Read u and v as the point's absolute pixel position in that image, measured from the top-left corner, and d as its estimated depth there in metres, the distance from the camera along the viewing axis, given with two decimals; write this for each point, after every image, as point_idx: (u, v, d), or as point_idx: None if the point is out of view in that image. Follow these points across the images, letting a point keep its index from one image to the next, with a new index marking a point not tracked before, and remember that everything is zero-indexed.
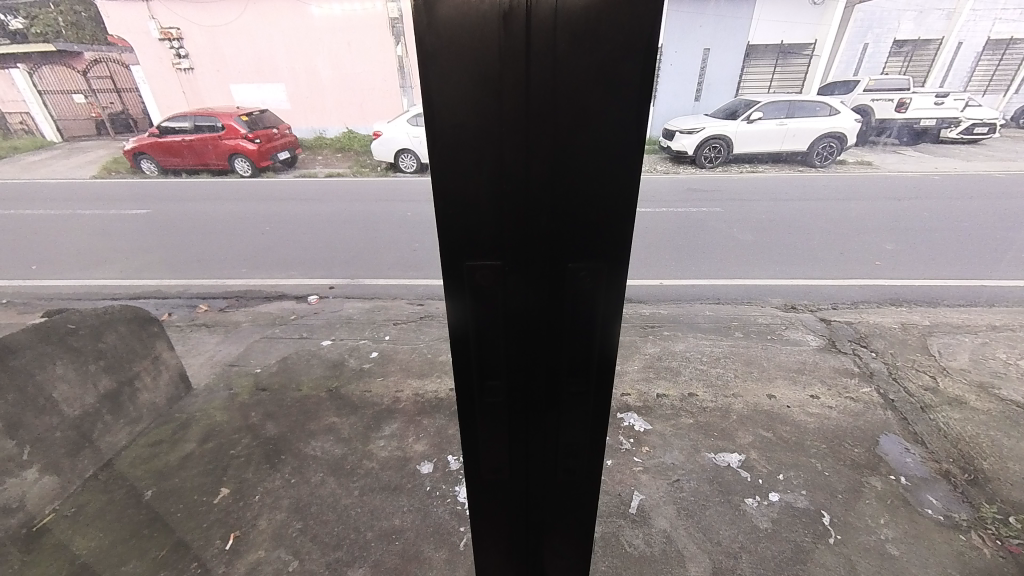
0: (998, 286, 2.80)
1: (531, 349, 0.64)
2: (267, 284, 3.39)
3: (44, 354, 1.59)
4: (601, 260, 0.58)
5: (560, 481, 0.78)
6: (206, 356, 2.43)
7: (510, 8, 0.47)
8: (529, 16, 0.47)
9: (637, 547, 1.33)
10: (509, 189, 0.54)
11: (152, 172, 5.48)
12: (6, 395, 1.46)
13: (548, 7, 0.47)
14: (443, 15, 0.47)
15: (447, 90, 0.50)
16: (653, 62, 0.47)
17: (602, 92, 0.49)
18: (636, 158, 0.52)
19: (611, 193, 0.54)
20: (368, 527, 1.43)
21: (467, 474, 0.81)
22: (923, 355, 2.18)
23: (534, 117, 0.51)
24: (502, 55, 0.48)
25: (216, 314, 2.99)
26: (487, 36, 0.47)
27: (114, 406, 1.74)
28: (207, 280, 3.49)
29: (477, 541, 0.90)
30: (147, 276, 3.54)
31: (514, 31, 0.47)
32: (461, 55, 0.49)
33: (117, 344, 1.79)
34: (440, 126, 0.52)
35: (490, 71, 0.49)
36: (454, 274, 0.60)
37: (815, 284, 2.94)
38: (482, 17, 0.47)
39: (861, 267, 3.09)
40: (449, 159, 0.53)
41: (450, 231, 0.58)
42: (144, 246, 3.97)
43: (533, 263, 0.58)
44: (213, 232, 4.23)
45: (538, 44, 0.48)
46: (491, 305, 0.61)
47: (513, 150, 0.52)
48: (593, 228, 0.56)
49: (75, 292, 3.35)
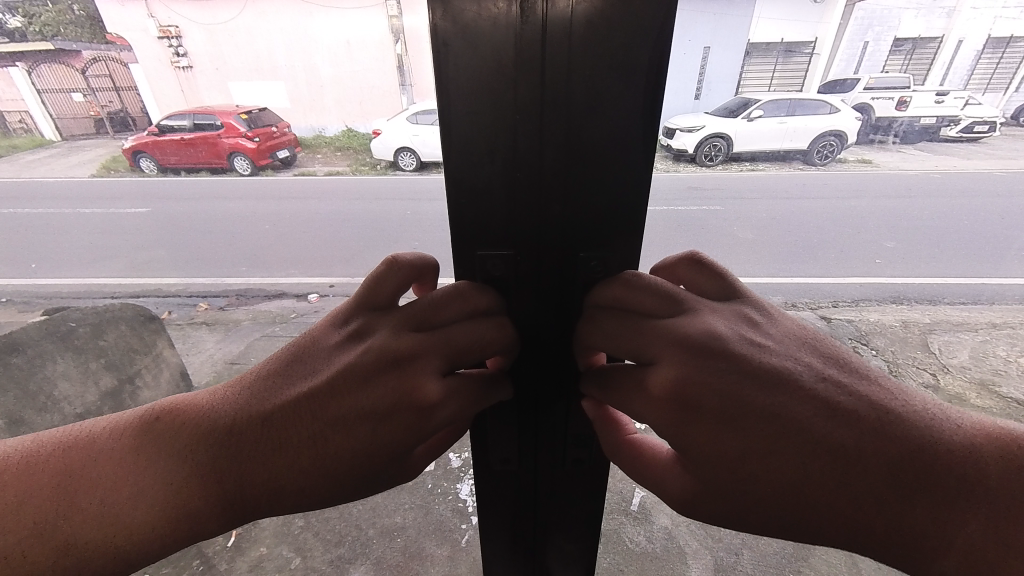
0: (997, 284, 3.20)
1: (543, 326, 0.81)
2: (268, 282, 4.05)
3: (45, 353, 1.98)
4: (602, 237, 0.76)
5: (561, 435, 0.94)
6: (207, 355, 2.76)
7: (529, 17, 0.60)
8: (545, 20, 0.60)
9: (638, 543, 1.61)
10: (521, 178, 0.71)
11: (151, 171, 5.22)
12: (11, 392, 1.84)
13: (561, 14, 0.60)
14: (471, 25, 0.61)
15: (470, 92, 0.65)
16: (656, 54, 0.62)
17: (614, 86, 0.64)
18: (641, 153, 0.70)
19: (613, 176, 0.71)
20: (370, 524, 1.68)
21: (480, 465, 1.00)
22: (922, 353, 2.46)
23: (547, 111, 0.66)
24: (520, 53, 0.62)
25: (214, 312, 3.77)
26: (501, 69, 0.63)
27: (116, 402, 2.12)
28: (208, 279, 4.10)
29: (488, 524, 1.11)
30: (162, 275, 4.08)
31: (531, 32, 0.61)
32: (485, 58, 0.63)
33: (115, 341, 2.19)
34: (465, 121, 0.67)
35: (507, 68, 0.63)
36: (474, 250, 0.77)
37: (817, 281, 3.50)
38: (502, 23, 0.61)
39: (863, 265, 3.46)
40: (470, 153, 0.70)
41: (470, 217, 0.76)
42: (144, 244, 4.40)
43: (539, 250, 0.76)
44: (216, 231, 4.37)
45: (553, 41, 0.61)
46: (502, 281, 0.77)
47: (528, 148, 0.69)
48: (600, 214, 0.74)
49: (74, 292, 3.82)
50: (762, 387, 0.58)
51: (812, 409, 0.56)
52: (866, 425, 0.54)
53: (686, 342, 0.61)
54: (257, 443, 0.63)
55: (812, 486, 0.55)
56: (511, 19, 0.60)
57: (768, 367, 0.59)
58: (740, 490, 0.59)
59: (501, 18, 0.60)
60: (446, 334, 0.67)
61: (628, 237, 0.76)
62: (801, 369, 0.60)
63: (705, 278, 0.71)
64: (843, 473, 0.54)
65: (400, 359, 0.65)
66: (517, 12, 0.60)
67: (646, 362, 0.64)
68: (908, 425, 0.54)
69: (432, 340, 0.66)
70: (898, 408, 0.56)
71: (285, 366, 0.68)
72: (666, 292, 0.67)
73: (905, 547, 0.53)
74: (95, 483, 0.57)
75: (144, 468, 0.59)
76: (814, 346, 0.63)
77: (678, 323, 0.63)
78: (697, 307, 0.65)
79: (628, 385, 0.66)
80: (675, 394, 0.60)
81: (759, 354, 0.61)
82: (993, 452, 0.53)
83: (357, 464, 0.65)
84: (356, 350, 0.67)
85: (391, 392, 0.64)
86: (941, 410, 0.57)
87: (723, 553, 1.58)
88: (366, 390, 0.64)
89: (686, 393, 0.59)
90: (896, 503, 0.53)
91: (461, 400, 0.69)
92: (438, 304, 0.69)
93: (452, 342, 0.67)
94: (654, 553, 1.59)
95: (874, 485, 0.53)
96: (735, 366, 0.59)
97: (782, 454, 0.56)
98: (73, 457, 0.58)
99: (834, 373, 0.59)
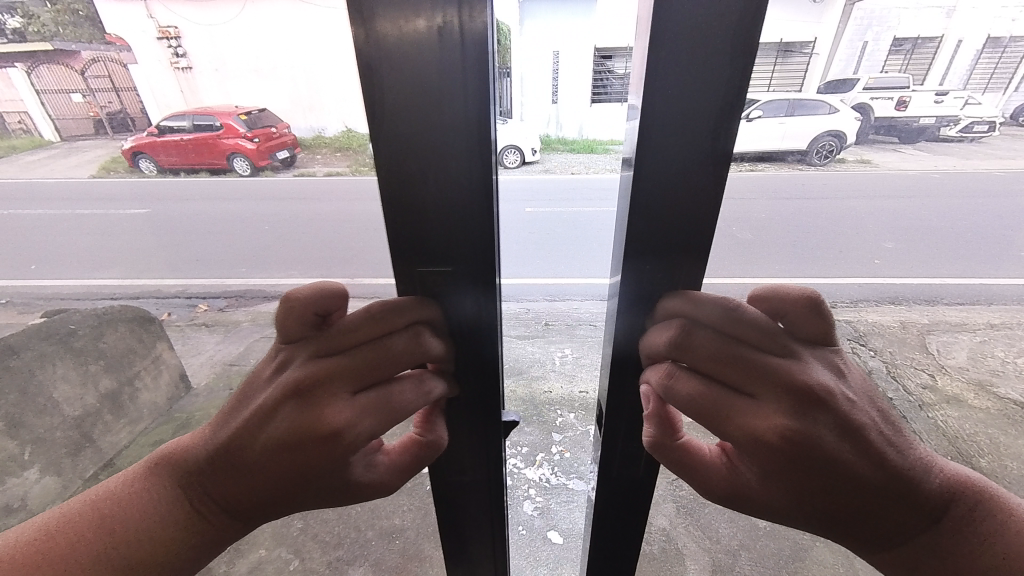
0: (981, 285, 3.34)
1: (484, 329, 0.85)
2: (267, 283, 4.03)
3: (45, 356, 2.03)
4: (653, 244, 0.76)
5: (604, 435, 1.03)
6: (207, 355, 2.79)
7: (446, 30, 0.62)
8: (462, 33, 0.62)
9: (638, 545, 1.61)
10: (456, 197, 0.74)
11: (150, 173, 5.15)
12: (11, 396, 1.88)
13: (474, 26, 0.62)
14: (389, 43, 0.63)
15: (400, 111, 0.67)
16: (708, 59, 0.63)
17: (668, 94, 0.65)
18: (699, 155, 0.70)
19: (667, 184, 0.72)
20: (369, 526, 1.68)
21: (442, 477, 1.09)
22: (921, 354, 2.54)
23: (473, 131, 0.68)
24: (442, 64, 0.64)
25: (216, 313, 3.67)
26: (426, 87, 0.65)
27: (115, 405, 2.13)
28: (208, 280, 4.08)
29: (455, 532, 1.20)
30: (151, 277, 4.12)
31: (449, 46, 0.62)
32: (410, 74, 0.65)
33: (115, 343, 2.24)
34: (396, 141, 0.70)
35: (431, 84, 0.65)
36: (415, 263, 0.79)
37: (817, 284, 3.38)
38: (420, 39, 0.62)
39: (862, 264, 3.55)
40: (406, 169, 0.72)
41: (411, 233, 0.78)
42: (150, 247, 4.54)
43: (477, 262, 0.79)
44: (235, 231, 4.70)
45: (471, 56, 0.63)
46: (439, 291, 0.80)
47: (461, 170, 0.71)
48: (656, 220, 0.75)
49: (77, 294, 3.85)
50: (841, 439, 0.64)
51: (871, 459, 0.64)
52: (906, 478, 0.65)
53: (794, 388, 0.64)
54: (230, 463, 0.69)
55: (846, 505, 0.67)
56: (431, 42, 0.62)
57: (852, 421, 0.64)
58: (782, 502, 0.69)
59: (419, 36, 0.62)
60: (364, 353, 0.68)
61: (697, 258, 0.77)
62: (869, 424, 0.65)
63: (813, 326, 0.66)
64: (876, 508, 0.66)
65: (328, 380, 0.67)
66: (435, 30, 0.62)
67: (747, 397, 0.65)
68: (919, 476, 0.66)
69: (351, 363, 0.68)
70: (918, 465, 0.66)
71: (242, 395, 0.72)
72: (773, 332, 0.66)
73: (892, 561, 0.69)
74: (122, 518, 0.67)
75: (153, 504, 0.69)
76: (877, 399, 0.68)
77: (780, 368, 0.64)
78: (794, 353, 0.66)
79: (727, 415, 0.66)
80: (782, 435, 0.64)
81: (844, 407, 0.64)
82: (962, 501, 0.66)
83: (299, 484, 0.69)
84: (281, 382, 0.69)
85: (301, 416, 0.67)
86: (953, 471, 0.68)
87: (720, 555, 1.59)
88: (283, 418, 0.67)
89: (792, 436, 0.64)
90: (904, 530, 0.67)
91: (378, 417, 0.69)
92: (377, 334, 0.69)
93: (374, 359, 0.68)
94: (653, 554, 1.60)
95: (878, 514, 0.66)
96: (826, 413, 0.64)
97: (842, 492, 0.65)
98: (104, 506, 0.68)
99: (887, 428, 0.66)
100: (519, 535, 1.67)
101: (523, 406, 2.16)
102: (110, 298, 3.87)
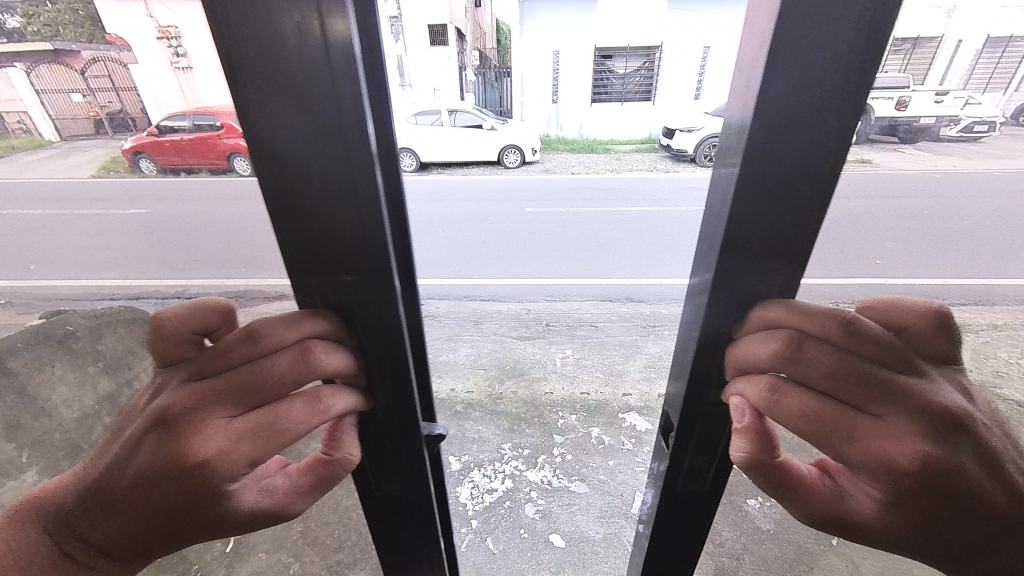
0: (989, 284, 3.27)
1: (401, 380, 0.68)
2: (267, 283, 3.96)
3: (42, 358, 2.08)
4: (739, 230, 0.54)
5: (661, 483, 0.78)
6: None
7: (306, 26, 0.46)
8: (325, 29, 0.46)
9: None
10: (349, 229, 0.57)
11: (151, 171, 5.86)
12: (8, 398, 1.90)
13: (339, 22, 0.46)
14: (235, 39, 0.47)
15: (265, 122, 0.51)
16: None
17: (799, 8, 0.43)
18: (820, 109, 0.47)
19: (774, 141, 0.49)
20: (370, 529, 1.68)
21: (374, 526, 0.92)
22: None
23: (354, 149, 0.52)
24: (304, 68, 0.48)
25: None
26: (287, 92, 0.49)
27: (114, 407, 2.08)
28: (206, 280, 4.01)
29: None
30: (144, 276, 4.04)
31: (310, 45, 0.47)
32: (270, 77, 0.49)
33: (113, 345, 2.27)
34: (264, 157, 0.53)
35: (295, 90, 0.49)
36: (314, 276, 0.59)
37: (821, 284, 3.41)
38: (274, 35, 0.47)
39: (865, 265, 3.54)
40: (281, 190, 0.55)
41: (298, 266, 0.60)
42: (143, 247, 4.48)
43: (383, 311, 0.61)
44: (238, 234, 4.71)
45: (339, 57, 0.47)
46: (348, 308, 0.60)
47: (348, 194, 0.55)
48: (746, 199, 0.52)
49: (77, 295, 3.78)
50: (990, 476, 0.47)
51: None
52: None
53: (932, 415, 0.46)
54: (71, 512, 0.52)
55: (995, 561, 0.48)
56: (288, 39, 0.46)
57: (999, 455, 0.48)
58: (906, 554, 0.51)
59: (275, 33, 0.47)
60: (238, 376, 0.51)
61: (793, 264, 0.55)
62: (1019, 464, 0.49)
63: (949, 338, 0.49)
64: None
65: (201, 407, 0.50)
66: (293, 25, 0.46)
67: (871, 418, 0.47)
68: None
69: (219, 390, 0.50)
70: None
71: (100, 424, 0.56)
72: (900, 341, 0.48)
73: None
74: None
75: None
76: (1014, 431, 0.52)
77: (915, 386, 0.47)
78: (929, 368, 0.48)
79: (845, 443, 0.48)
80: (920, 468, 0.46)
81: (993, 437, 0.48)
82: None
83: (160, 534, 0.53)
84: (142, 416, 0.53)
85: (159, 454, 0.50)
86: None
87: (724, 559, 1.57)
88: (134, 460, 0.51)
89: (934, 469, 0.46)
90: None
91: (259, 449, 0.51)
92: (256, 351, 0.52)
93: (253, 379, 0.51)
94: None
95: None
96: (976, 446, 0.47)
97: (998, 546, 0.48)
98: None
99: None
100: (520, 538, 1.65)
101: (524, 407, 2.26)
102: (111, 301, 3.72)
